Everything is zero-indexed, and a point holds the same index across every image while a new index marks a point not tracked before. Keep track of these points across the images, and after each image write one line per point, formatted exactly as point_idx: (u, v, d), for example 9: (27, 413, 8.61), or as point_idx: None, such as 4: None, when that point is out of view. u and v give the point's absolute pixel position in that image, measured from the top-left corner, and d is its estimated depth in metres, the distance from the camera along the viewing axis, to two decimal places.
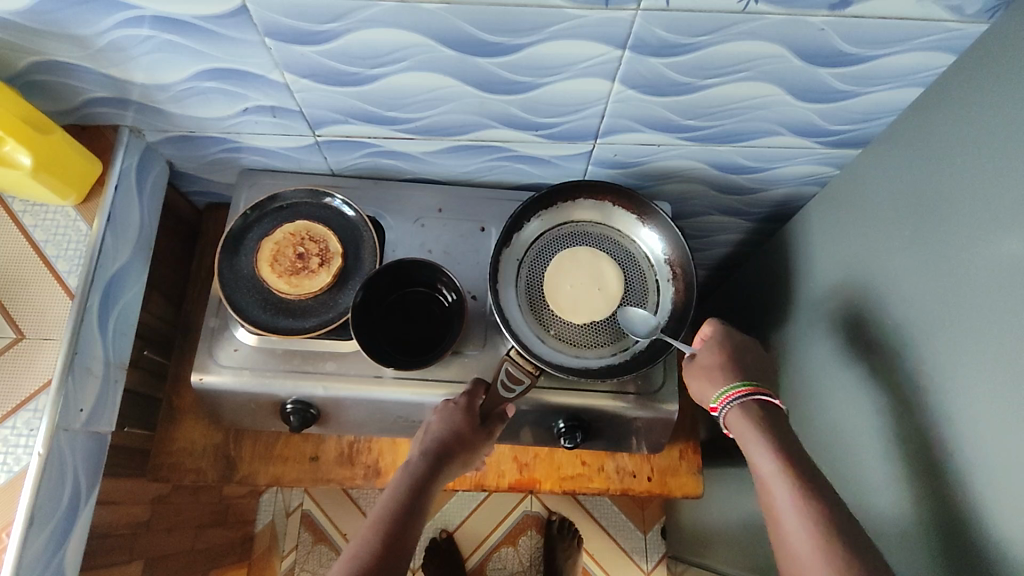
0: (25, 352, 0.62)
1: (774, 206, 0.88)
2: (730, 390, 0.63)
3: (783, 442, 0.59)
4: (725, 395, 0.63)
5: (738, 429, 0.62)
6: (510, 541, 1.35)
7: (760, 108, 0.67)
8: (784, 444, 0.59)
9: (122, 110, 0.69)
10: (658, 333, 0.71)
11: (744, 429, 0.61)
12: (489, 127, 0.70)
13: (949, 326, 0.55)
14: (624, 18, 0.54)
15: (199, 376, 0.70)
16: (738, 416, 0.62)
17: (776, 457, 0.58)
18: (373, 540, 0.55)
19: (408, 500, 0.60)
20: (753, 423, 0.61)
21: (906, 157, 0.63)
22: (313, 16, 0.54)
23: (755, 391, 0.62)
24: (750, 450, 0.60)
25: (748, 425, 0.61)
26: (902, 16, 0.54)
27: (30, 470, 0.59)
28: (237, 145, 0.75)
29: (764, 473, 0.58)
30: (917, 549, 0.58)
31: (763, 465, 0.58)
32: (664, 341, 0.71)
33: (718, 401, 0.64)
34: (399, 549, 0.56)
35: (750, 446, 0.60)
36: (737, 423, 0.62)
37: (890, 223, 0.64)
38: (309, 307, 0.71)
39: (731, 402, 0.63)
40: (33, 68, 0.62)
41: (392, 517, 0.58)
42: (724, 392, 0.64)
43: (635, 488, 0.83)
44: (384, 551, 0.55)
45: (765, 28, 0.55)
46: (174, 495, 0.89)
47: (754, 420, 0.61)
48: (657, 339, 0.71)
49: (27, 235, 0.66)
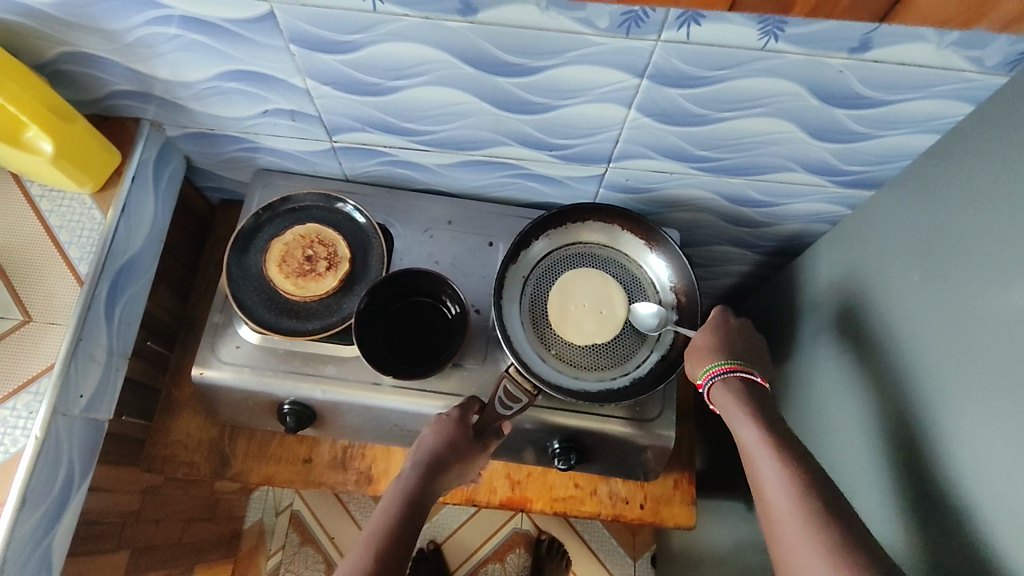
0: (31, 335, 0.63)
1: (783, 240, 0.88)
2: (712, 366, 0.64)
3: (765, 417, 0.58)
4: (708, 372, 0.64)
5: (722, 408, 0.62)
6: (497, 557, 1.34)
7: (772, 142, 0.67)
8: (766, 419, 0.58)
9: (144, 104, 0.70)
10: (629, 380, 0.71)
11: (732, 413, 0.61)
12: (504, 144, 0.70)
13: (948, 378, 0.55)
14: (644, 48, 0.54)
15: (199, 370, 0.71)
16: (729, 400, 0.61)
17: (759, 429, 0.57)
18: (365, 560, 0.54)
19: (401, 518, 0.59)
20: (735, 397, 0.61)
21: (923, 202, 0.62)
22: (336, 25, 0.55)
23: (735, 367, 0.63)
24: (737, 427, 0.59)
25: (734, 404, 0.61)
26: (921, 63, 0.54)
27: (26, 452, 0.60)
28: (255, 145, 0.76)
29: (747, 446, 0.57)
30: None
31: (743, 434, 0.58)
32: (637, 387, 0.71)
33: (702, 377, 0.64)
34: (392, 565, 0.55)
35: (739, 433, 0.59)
36: (724, 402, 0.62)
37: (896, 270, 0.64)
38: (314, 310, 0.72)
39: (715, 376, 0.63)
40: (61, 58, 0.63)
41: (386, 529, 0.57)
42: (709, 367, 0.64)
43: (627, 514, 0.83)
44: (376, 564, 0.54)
45: (782, 66, 0.56)
46: (166, 488, 0.89)
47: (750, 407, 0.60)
48: (643, 379, 0.71)
49: (42, 220, 0.67)
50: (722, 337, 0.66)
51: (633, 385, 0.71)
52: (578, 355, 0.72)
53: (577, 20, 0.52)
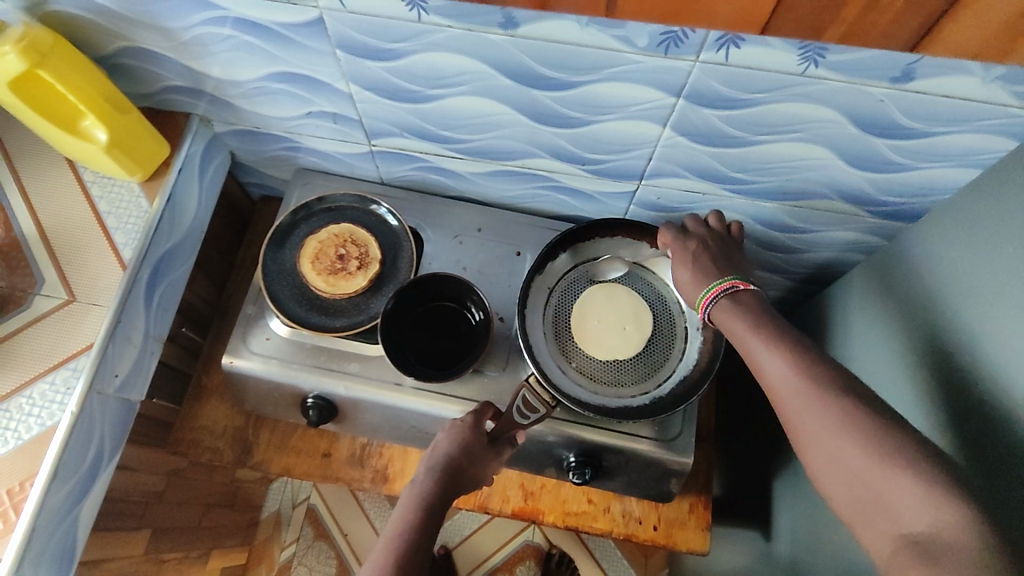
0: (74, 314, 0.66)
1: (815, 268, 0.87)
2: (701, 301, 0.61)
3: (763, 316, 0.55)
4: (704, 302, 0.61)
5: (728, 324, 0.57)
6: (507, 568, 1.34)
7: (808, 168, 0.66)
8: (761, 319, 0.55)
9: (195, 100, 0.73)
10: (649, 398, 0.71)
11: (744, 336, 0.54)
12: (538, 156, 0.71)
13: (988, 421, 0.53)
14: (682, 68, 0.55)
15: (229, 358, 0.73)
16: (740, 324, 0.55)
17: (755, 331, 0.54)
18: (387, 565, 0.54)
19: (420, 523, 0.59)
20: (729, 309, 0.57)
21: (963, 237, 0.61)
22: (382, 33, 0.56)
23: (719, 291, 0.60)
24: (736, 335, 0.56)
25: (728, 313, 0.57)
26: (964, 95, 0.54)
27: (62, 425, 0.62)
28: (297, 145, 0.78)
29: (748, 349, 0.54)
30: None
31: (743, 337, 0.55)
32: (657, 406, 0.70)
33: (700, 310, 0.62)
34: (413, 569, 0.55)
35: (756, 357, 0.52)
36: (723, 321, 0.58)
37: (933, 305, 0.63)
38: (342, 308, 0.73)
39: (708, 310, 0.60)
40: (120, 52, 0.66)
41: (399, 542, 0.57)
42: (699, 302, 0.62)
43: (639, 535, 0.82)
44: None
45: (821, 92, 0.56)
46: (190, 472, 0.92)
47: (768, 332, 0.53)
48: (664, 398, 0.71)
49: (92, 204, 0.70)
50: (694, 255, 0.66)
51: (654, 404, 0.70)
52: (599, 370, 0.72)
53: (617, 38, 0.52)
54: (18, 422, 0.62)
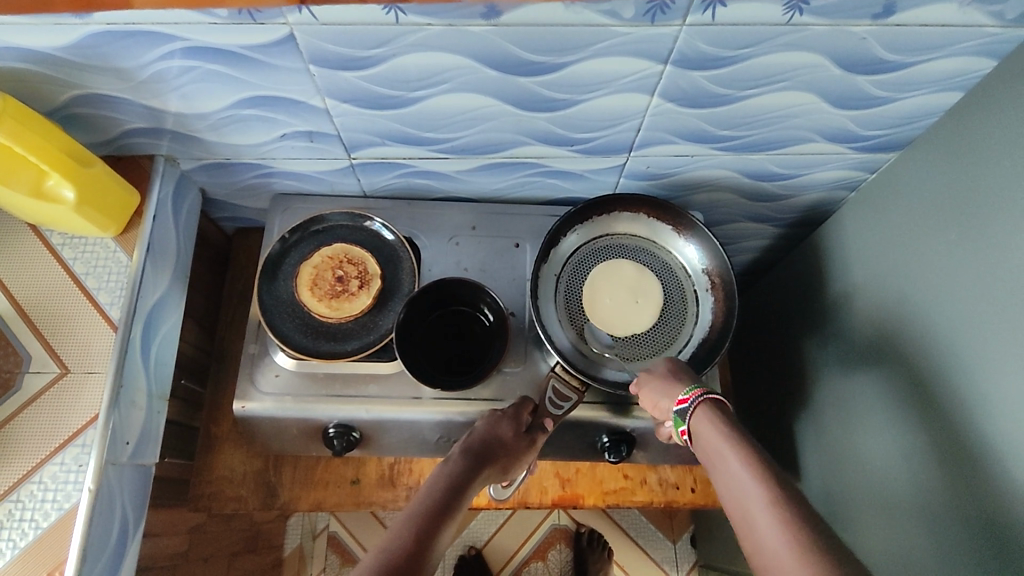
0: (72, 386, 0.62)
1: (803, 211, 0.88)
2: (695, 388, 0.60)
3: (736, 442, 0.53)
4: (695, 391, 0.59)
5: (717, 459, 0.53)
6: (538, 556, 1.34)
7: (794, 115, 0.67)
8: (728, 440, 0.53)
9: (157, 140, 0.68)
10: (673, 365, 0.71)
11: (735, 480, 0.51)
12: (526, 144, 0.70)
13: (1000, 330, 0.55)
14: (669, 34, 0.54)
15: (241, 403, 0.70)
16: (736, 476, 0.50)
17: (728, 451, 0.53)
18: (408, 528, 0.51)
19: (444, 495, 0.56)
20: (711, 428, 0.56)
21: (953, 158, 0.62)
22: (357, 42, 0.54)
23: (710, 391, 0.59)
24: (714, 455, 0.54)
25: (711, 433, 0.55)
26: (942, 22, 0.55)
27: (82, 506, 0.58)
28: (270, 170, 0.75)
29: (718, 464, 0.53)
30: (954, 541, 0.58)
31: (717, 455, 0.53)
32: None
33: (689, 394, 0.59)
34: (433, 535, 0.51)
35: (748, 501, 0.49)
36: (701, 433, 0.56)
37: (929, 229, 0.64)
38: (350, 330, 0.71)
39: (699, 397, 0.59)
40: (72, 101, 0.62)
41: (423, 512, 0.53)
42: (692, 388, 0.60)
43: (678, 499, 0.83)
44: (415, 543, 0.50)
45: (806, 39, 0.56)
46: (211, 524, 0.88)
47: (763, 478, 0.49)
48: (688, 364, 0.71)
49: (67, 268, 0.66)
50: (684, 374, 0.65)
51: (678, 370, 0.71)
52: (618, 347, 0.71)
53: (602, 13, 0.51)
54: (32, 511, 0.58)
